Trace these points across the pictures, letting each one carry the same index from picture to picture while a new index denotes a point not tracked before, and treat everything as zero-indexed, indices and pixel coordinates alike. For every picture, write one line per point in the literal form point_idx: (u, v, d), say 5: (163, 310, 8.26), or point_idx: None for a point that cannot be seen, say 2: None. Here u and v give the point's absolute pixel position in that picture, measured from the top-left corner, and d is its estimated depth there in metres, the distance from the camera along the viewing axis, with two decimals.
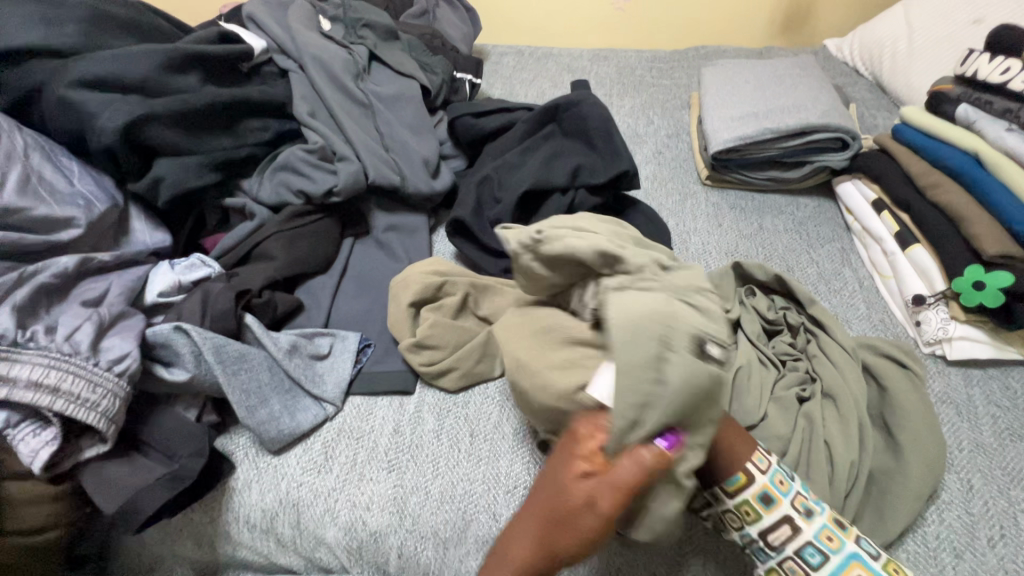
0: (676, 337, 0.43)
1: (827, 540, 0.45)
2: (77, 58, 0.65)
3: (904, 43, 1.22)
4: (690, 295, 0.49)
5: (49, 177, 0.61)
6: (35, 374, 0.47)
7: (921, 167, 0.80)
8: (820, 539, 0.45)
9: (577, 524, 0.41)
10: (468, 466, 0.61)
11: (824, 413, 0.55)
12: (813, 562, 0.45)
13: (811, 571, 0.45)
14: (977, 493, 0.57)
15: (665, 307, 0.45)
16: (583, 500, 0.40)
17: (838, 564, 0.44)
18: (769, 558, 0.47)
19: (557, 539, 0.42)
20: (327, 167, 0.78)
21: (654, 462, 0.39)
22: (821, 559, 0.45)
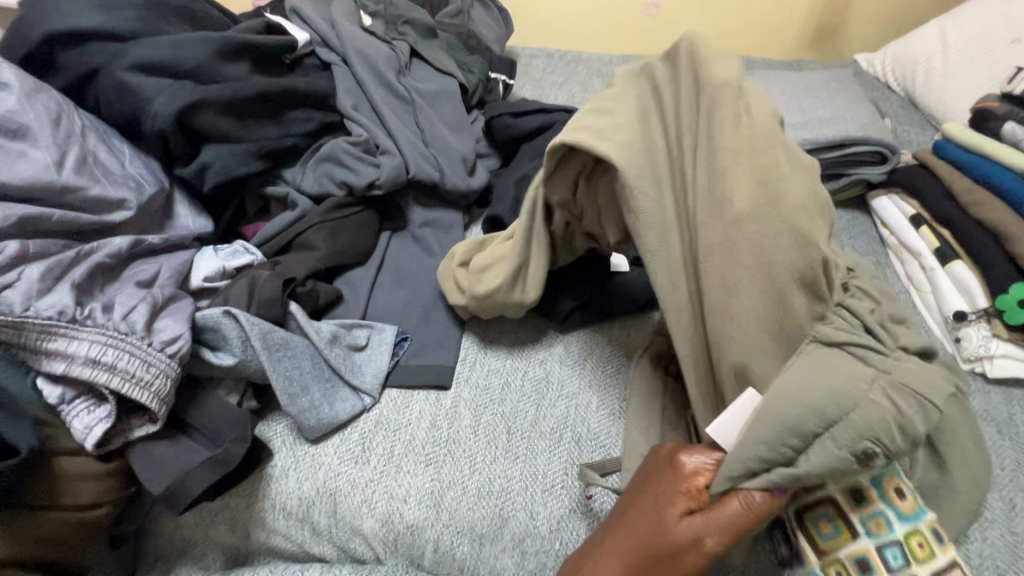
0: (842, 422, 0.40)
1: (865, 442, 0.46)
2: (134, 43, 0.66)
3: (939, 60, 1.22)
4: (901, 389, 0.41)
5: (103, 158, 0.61)
6: (93, 352, 0.49)
7: (963, 184, 0.80)
8: (860, 442, 0.46)
9: (678, 562, 0.42)
10: (507, 463, 0.61)
11: None
12: (853, 459, 0.45)
13: (849, 465, 0.45)
14: (1020, 513, 0.56)
15: (845, 387, 0.41)
16: (690, 538, 0.42)
17: (874, 464, 0.45)
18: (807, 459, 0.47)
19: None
20: (369, 160, 0.79)
21: (764, 505, 0.41)
22: (860, 458, 0.45)
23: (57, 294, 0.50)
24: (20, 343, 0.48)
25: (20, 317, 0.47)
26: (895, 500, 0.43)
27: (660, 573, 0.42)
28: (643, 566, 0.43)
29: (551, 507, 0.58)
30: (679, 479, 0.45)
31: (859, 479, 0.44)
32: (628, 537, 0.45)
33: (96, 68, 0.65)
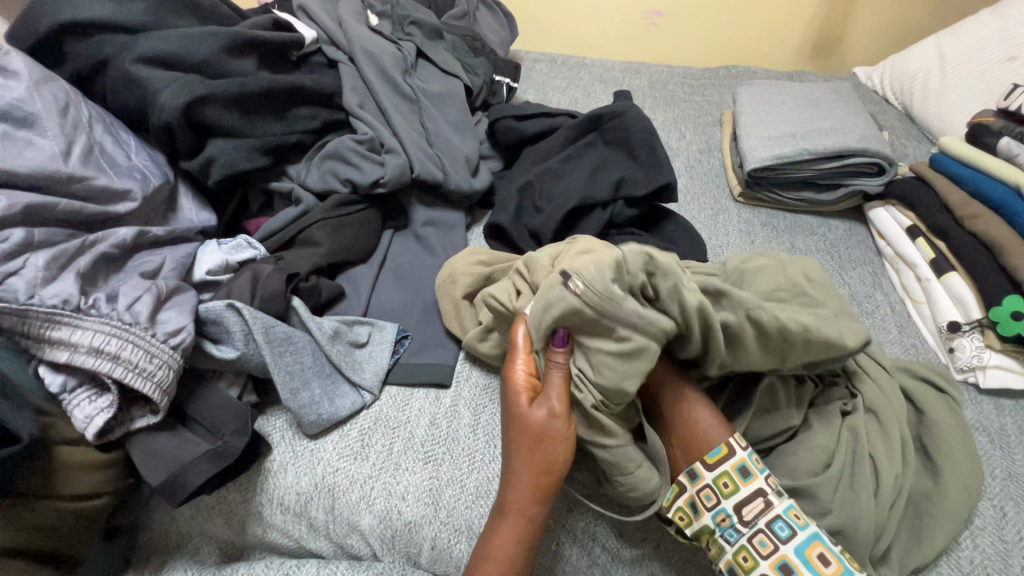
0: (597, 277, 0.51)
1: (795, 517, 0.48)
2: (143, 35, 0.66)
3: (936, 75, 1.24)
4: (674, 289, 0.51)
5: (109, 149, 0.61)
6: (96, 341, 0.49)
7: (959, 197, 0.81)
8: (789, 516, 0.49)
9: (549, 434, 0.53)
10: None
11: (868, 429, 0.56)
12: (782, 536, 0.48)
13: (779, 544, 0.48)
14: (1010, 521, 0.57)
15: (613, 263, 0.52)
16: (546, 414, 0.53)
17: (804, 540, 0.47)
18: (739, 536, 0.49)
19: (547, 452, 0.53)
20: (374, 159, 0.79)
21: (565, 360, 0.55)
22: (789, 533, 0.48)
23: (62, 283, 0.50)
24: (23, 331, 0.48)
25: (24, 305, 0.47)
26: (820, 569, 0.46)
27: (548, 455, 0.53)
28: (536, 457, 0.53)
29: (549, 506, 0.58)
30: (516, 387, 0.56)
31: (784, 553, 0.47)
32: (515, 447, 0.54)
33: (104, 59, 0.65)
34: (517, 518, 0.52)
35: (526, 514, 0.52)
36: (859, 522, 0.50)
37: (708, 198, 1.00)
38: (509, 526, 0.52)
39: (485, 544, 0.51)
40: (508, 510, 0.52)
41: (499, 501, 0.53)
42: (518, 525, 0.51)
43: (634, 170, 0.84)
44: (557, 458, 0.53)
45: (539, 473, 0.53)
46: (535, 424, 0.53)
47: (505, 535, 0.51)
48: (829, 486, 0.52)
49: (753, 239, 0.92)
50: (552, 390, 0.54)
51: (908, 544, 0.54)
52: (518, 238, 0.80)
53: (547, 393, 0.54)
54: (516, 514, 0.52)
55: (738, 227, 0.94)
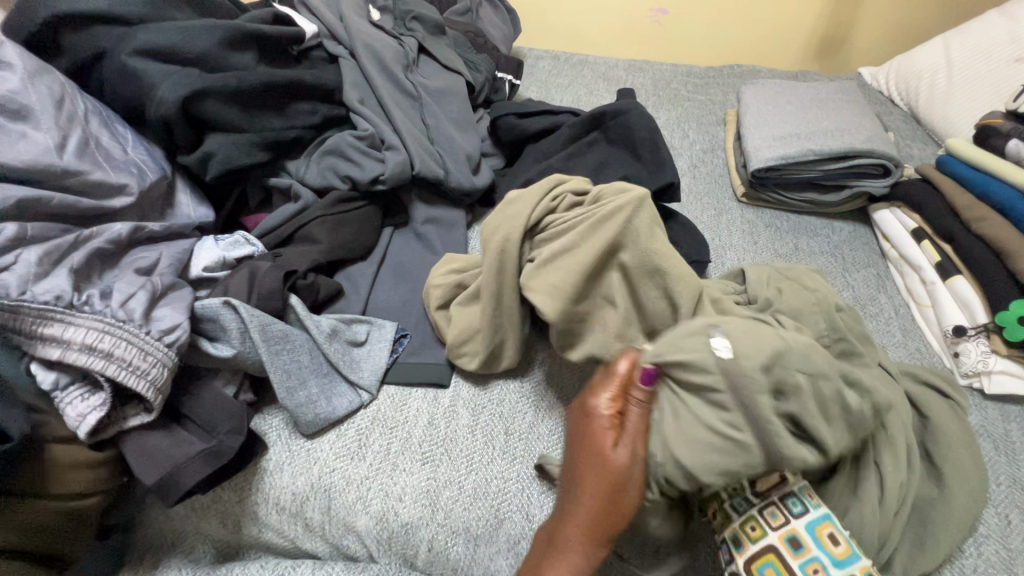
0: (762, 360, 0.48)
1: (799, 527, 0.48)
2: (141, 27, 0.66)
3: (943, 76, 1.23)
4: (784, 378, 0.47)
5: (105, 143, 0.61)
6: (89, 338, 0.48)
7: (966, 200, 0.80)
8: (794, 527, 0.48)
9: (627, 483, 0.47)
10: (506, 464, 0.60)
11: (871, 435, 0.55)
12: (790, 548, 0.47)
13: (787, 559, 0.47)
14: (1015, 529, 0.56)
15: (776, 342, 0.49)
16: (629, 458, 0.48)
17: (807, 553, 0.47)
18: (750, 548, 0.49)
19: (620, 504, 0.47)
20: (374, 155, 0.78)
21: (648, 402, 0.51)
22: (796, 545, 0.47)
23: (55, 279, 0.49)
24: (14, 327, 0.47)
25: (16, 301, 0.46)
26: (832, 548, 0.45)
27: (622, 501, 0.47)
28: (611, 503, 0.47)
29: (547, 508, 0.58)
30: (599, 421, 0.50)
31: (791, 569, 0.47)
32: (588, 488, 0.47)
33: (101, 52, 0.64)
34: (574, 563, 0.46)
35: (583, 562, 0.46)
36: (863, 531, 0.50)
37: (711, 198, 0.99)
38: (563, 572, 0.46)
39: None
40: (564, 551, 0.46)
41: (552, 538, 0.48)
42: (568, 574, 0.46)
43: (637, 170, 0.83)
44: (631, 506, 0.47)
45: (608, 521, 0.47)
46: (617, 465, 0.47)
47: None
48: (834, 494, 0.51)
49: (757, 240, 0.91)
50: (631, 429, 0.49)
51: (911, 551, 0.53)
52: None
53: (633, 432, 0.49)
54: (573, 557, 0.46)
55: (741, 228, 0.94)
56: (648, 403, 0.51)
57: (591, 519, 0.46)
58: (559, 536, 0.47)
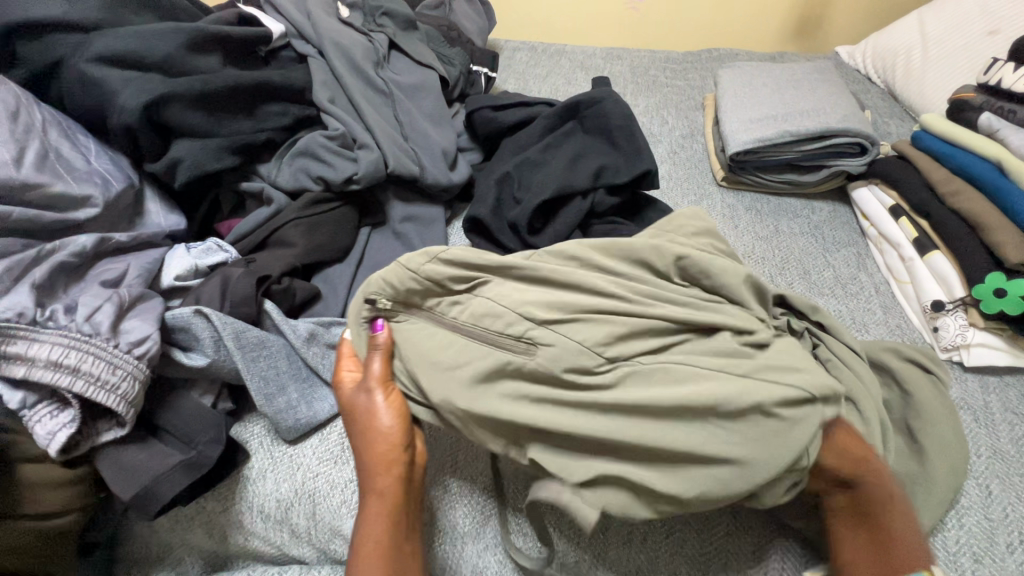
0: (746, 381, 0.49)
1: None
2: (97, 33, 0.64)
3: (917, 52, 1.24)
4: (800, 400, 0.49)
5: (66, 154, 0.60)
6: (54, 354, 0.46)
7: (941, 175, 0.78)
8: None
9: (383, 420, 0.54)
10: (474, 454, 0.62)
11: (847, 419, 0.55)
12: None
13: None
14: (995, 499, 0.57)
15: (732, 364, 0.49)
16: (370, 395, 0.55)
17: None
18: None
19: (383, 429, 0.54)
20: (346, 155, 0.77)
21: (381, 344, 0.57)
22: None
23: (16, 295, 0.48)
24: None
25: None
26: None
27: (386, 428, 0.54)
28: (377, 438, 0.53)
29: (532, 510, 0.58)
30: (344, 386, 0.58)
31: None
32: (361, 430, 0.54)
33: (57, 60, 0.63)
34: (382, 497, 0.52)
35: (382, 495, 0.51)
36: (844, 512, 0.50)
37: (691, 184, 1.00)
38: (376, 499, 0.51)
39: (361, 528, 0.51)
40: (367, 493, 0.52)
41: (362, 486, 0.53)
42: (381, 501, 0.51)
43: (613, 158, 0.83)
44: (394, 433, 0.54)
45: (386, 450, 0.53)
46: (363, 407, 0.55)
47: (374, 512, 0.51)
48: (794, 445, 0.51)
49: (738, 224, 0.92)
50: (371, 377, 0.56)
51: None
52: (497, 232, 0.79)
53: (365, 377, 0.56)
54: (376, 488, 0.52)
55: (722, 212, 0.94)
56: (389, 343, 0.57)
57: (373, 457, 0.53)
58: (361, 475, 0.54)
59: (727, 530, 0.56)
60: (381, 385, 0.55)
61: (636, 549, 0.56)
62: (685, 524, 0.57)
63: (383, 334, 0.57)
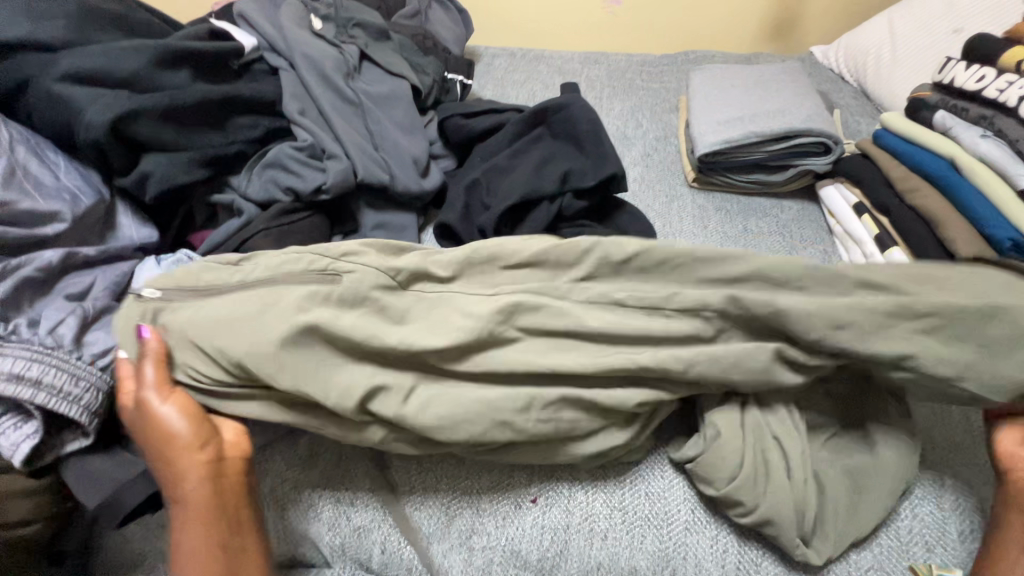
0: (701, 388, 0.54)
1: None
2: (65, 53, 0.65)
3: (887, 51, 1.25)
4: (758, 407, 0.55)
5: (34, 171, 0.61)
6: (17, 367, 0.48)
7: (900, 172, 0.79)
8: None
9: (185, 430, 0.52)
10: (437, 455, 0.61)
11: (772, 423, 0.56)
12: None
13: None
14: (949, 488, 0.58)
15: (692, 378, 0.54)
16: (163, 408, 0.52)
17: None
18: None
19: (191, 439, 0.52)
20: (315, 165, 0.78)
21: (155, 352, 0.52)
22: None
23: None
24: None
25: None
26: None
27: (193, 438, 0.52)
28: (179, 452, 0.52)
29: (497, 504, 0.59)
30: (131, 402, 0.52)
31: None
32: (163, 449, 0.52)
33: (24, 80, 0.64)
34: (208, 501, 0.52)
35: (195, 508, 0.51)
36: (783, 511, 0.51)
37: (663, 186, 1.01)
38: (198, 507, 0.52)
39: (191, 538, 0.51)
40: (190, 502, 0.52)
41: (176, 499, 0.52)
42: (208, 504, 0.52)
43: (581, 163, 0.84)
44: (198, 437, 0.52)
45: (196, 457, 0.52)
46: (156, 421, 0.52)
47: (203, 515, 0.52)
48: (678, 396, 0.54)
49: (707, 224, 0.93)
50: (150, 388, 0.51)
51: (850, 519, 0.54)
52: (467, 237, 0.80)
53: (149, 392, 0.51)
54: (196, 496, 0.52)
55: (692, 213, 0.95)
56: (163, 345, 0.53)
57: (186, 467, 0.52)
58: (173, 490, 0.52)
59: (686, 526, 0.57)
60: (167, 393, 0.52)
61: (596, 546, 0.56)
62: (646, 520, 0.57)
63: (152, 339, 0.53)
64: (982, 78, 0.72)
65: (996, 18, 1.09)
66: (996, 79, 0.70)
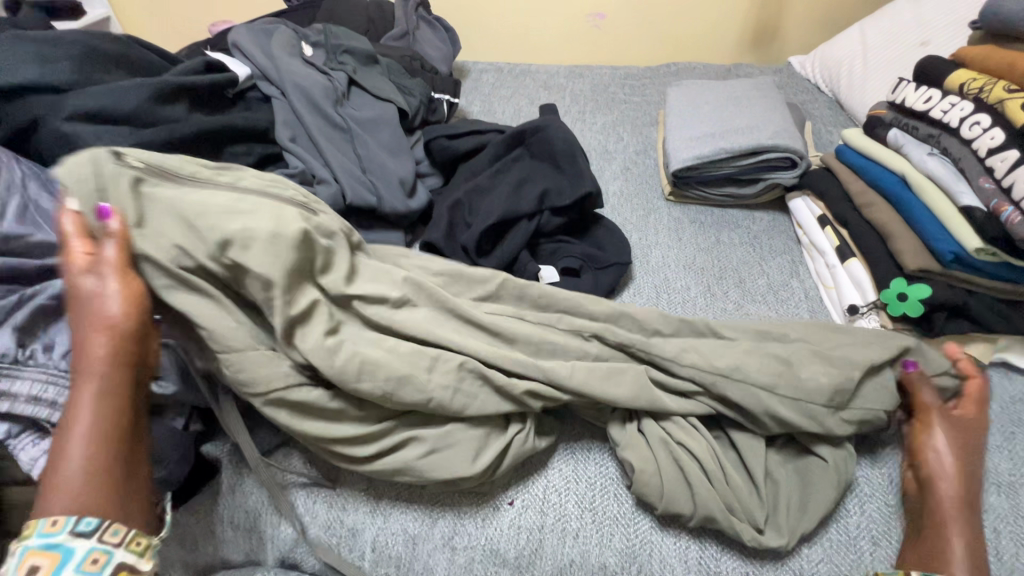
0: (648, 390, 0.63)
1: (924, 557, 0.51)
2: (72, 93, 0.71)
3: (859, 62, 1.30)
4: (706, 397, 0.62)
5: (46, 205, 0.66)
6: (34, 390, 0.53)
7: (858, 187, 0.84)
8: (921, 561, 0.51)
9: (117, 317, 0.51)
10: None
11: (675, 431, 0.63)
12: None
13: None
14: (894, 486, 0.63)
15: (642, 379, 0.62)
16: (105, 291, 0.51)
17: None
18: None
19: (124, 330, 0.51)
20: (306, 191, 0.84)
21: (118, 230, 0.53)
22: None
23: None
24: None
25: None
26: None
27: (127, 330, 0.51)
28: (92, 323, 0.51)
29: (477, 506, 0.63)
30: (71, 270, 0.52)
31: None
32: (93, 331, 0.50)
33: (34, 120, 0.69)
34: (113, 404, 0.50)
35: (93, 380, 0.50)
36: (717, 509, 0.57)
37: (640, 200, 1.06)
38: (97, 405, 0.49)
39: (82, 433, 0.48)
40: (92, 391, 0.50)
41: (82, 383, 0.50)
42: (114, 400, 0.50)
43: (558, 181, 0.89)
44: (130, 329, 0.52)
45: (115, 346, 0.51)
46: (89, 301, 0.51)
47: (101, 414, 0.49)
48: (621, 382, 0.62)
49: (682, 236, 0.98)
50: (103, 263, 0.52)
51: (797, 515, 0.59)
52: (451, 254, 0.84)
53: (99, 266, 0.52)
54: (103, 391, 0.50)
55: (667, 225, 1.00)
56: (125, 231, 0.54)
57: (106, 352, 0.50)
58: (83, 378, 0.50)
59: (652, 524, 0.61)
60: (113, 279, 0.52)
61: (569, 544, 0.61)
62: (616, 520, 0.62)
63: (116, 223, 0.54)
64: (929, 99, 0.77)
65: (959, 31, 1.14)
66: (941, 100, 0.75)
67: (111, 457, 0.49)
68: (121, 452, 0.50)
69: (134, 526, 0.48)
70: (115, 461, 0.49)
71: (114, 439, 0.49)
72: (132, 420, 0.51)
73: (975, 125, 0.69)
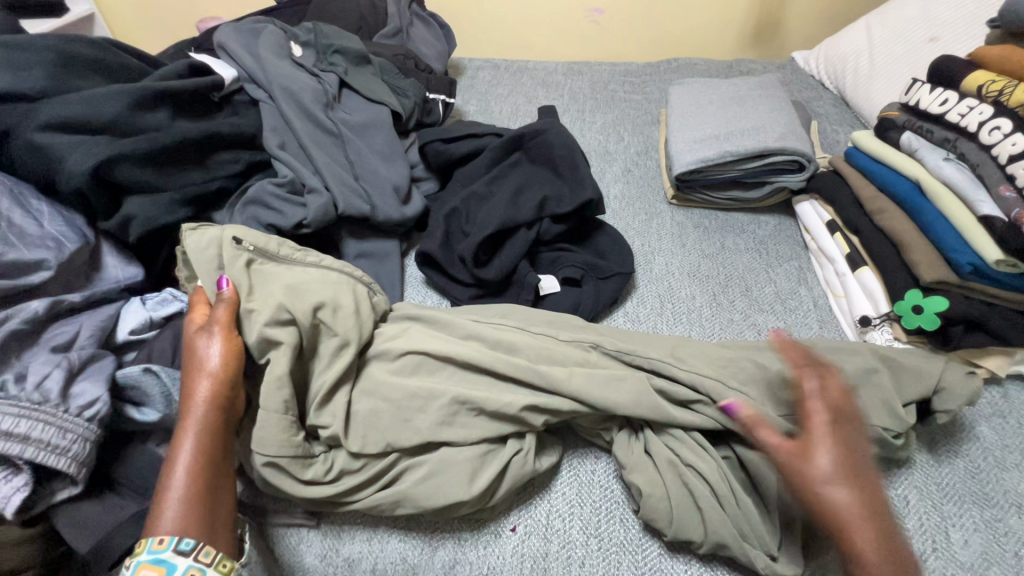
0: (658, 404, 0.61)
1: None
2: (46, 101, 0.67)
3: (865, 59, 1.26)
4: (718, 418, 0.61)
5: (18, 221, 0.63)
6: (5, 424, 0.49)
7: (869, 192, 0.81)
8: None
9: (224, 361, 0.56)
10: None
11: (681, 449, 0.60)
12: None
13: None
14: (912, 508, 0.60)
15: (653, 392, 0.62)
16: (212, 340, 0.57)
17: None
18: None
19: (228, 372, 0.55)
20: (296, 201, 0.80)
21: (233, 297, 0.60)
22: None
23: None
24: None
25: None
26: None
27: (231, 373, 0.56)
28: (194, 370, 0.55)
29: (478, 533, 0.60)
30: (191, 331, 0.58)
31: None
32: (199, 373, 0.55)
33: (6, 130, 0.65)
34: (207, 436, 0.52)
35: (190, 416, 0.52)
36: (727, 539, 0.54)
37: (642, 203, 1.03)
38: (195, 437, 0.52)
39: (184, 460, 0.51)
40: (192, 423, 0.52)
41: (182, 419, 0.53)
42: (210, 436, 0.53)
43: (558, 187, 0.86)
44: (233, 372, 0.56)
45: (216, 387, 0.54)
46: (201, 350, 0.56)
47: (199, 446, 0.52)
48: (623, 402, 0.60)
49: (685, 242, 0.95)
50: (216, 321, 0.58)
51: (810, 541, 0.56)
52: (448, 265, 0.81)
53: (211, 323, 0.58)
54: (201, 425, 0.53)
55: (671, 230, 0.97)
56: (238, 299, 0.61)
57: (207, 389, 0.54)
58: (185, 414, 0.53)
59: (660, 551, 0.58)
60: (225, 331, 0.57)
61: None
62: (623, 546, 0.59)
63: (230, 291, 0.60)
64: (945, 101, 0.74)
65: (970, 27, 1.10)
66: (957, 104, 0.72)
67: (204, 485, 0.50)
68: (216, 483, 0.51)
69: (221, 551, 0.49)
70: (208, 489, 0.50)
71: (209, 469, 0.51)
72: (226, 455, 0.54)
73: (994, 130, 0.67)
